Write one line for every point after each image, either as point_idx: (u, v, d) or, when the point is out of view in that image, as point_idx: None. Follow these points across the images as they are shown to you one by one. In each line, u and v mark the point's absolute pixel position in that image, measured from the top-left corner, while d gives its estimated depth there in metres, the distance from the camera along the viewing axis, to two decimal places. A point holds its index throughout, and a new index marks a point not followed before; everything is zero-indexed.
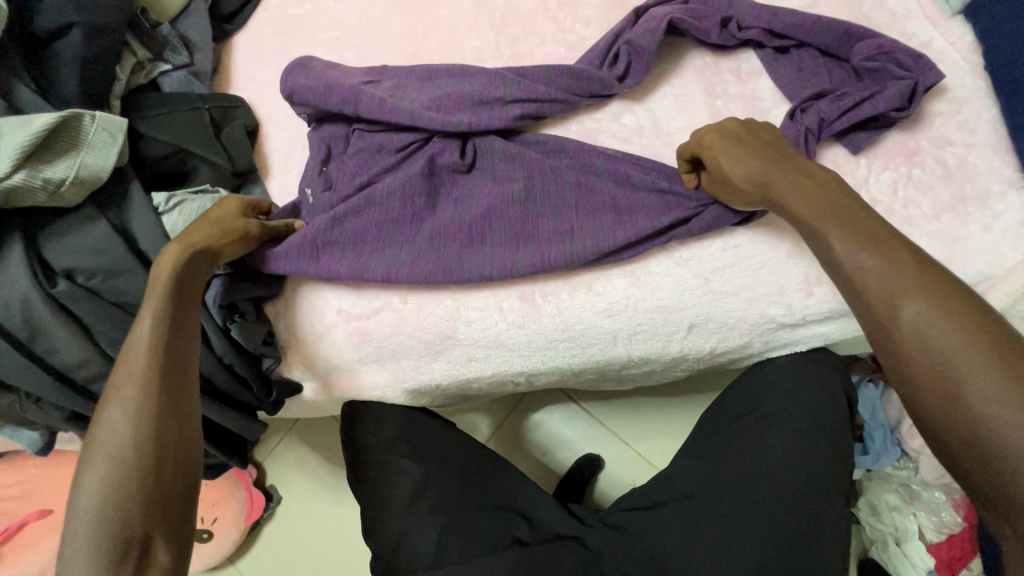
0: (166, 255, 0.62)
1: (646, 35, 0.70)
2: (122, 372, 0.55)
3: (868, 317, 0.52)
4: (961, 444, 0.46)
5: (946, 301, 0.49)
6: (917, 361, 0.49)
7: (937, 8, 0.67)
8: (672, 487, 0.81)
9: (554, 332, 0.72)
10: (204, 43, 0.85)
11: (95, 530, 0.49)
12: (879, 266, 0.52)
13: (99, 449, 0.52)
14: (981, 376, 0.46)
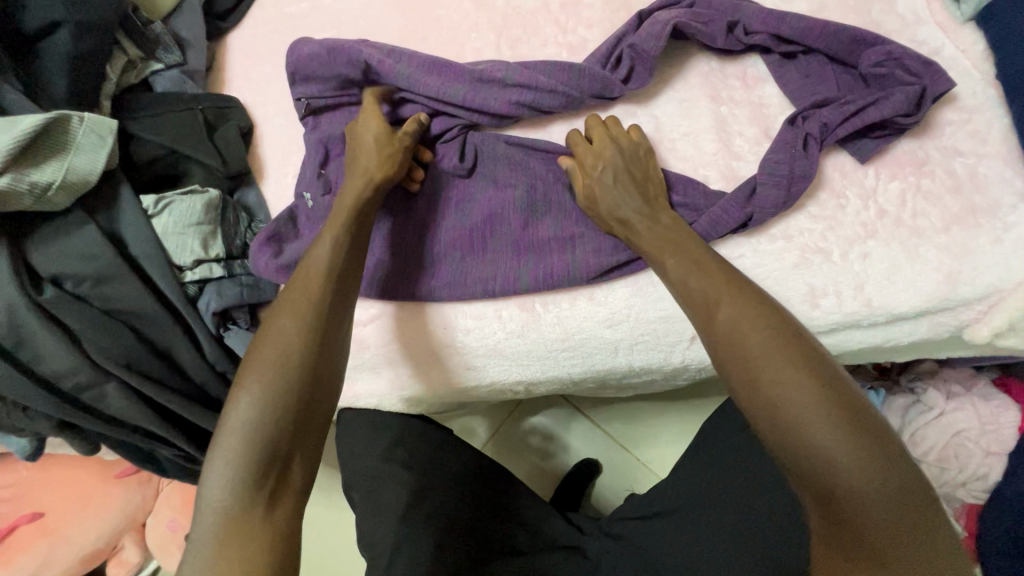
0: (349, 194, 0.65)
1: (649, 39, 0.68)
2: (301, 291, 0.56)
3: (694, 313, 0.54)
4: (770, 435, 0.48)
5: (743, 310, 0.51)
6: (729, 368, 0.50)
7: (948, 14, 0.66)
8: (672, 498, 0.80)
9: (554, 341, 0.70)
10: (196, 40, 0.83)
11: (257, 444, 0.49)
12: (700, 281, 0.54)
13: (265, 363, 0.52)
14: (776, 376, 0.47)
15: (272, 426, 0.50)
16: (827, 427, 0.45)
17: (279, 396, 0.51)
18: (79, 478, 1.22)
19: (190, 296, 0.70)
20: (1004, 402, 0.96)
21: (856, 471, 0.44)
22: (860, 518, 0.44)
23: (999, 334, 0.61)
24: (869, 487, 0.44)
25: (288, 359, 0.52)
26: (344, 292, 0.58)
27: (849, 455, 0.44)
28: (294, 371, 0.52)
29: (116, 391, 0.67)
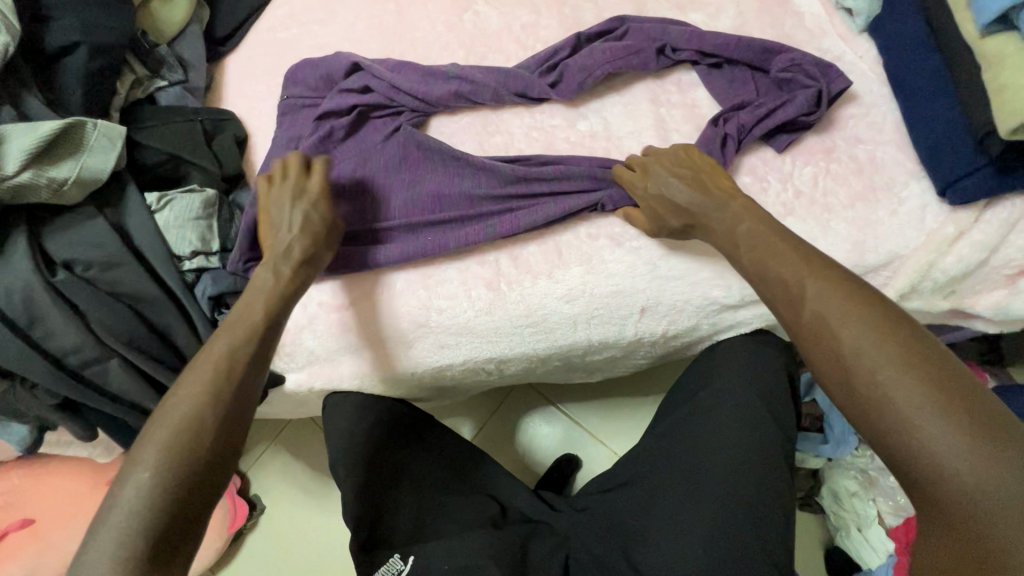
0: (276, 273, 0.68)
1: (584, 71, 0.79)
2: (204, 373, 0.58)
3: (783, 297, 0.58)
4: (864, 414, 0.50)
5: (844, 298, 0.54)
6: (824, 351, 0.53)
7: (847, 27, 0.77)
8: (636, 468, 0.86)
9: (519, 317, 0.78)
10: (197, 62, 0.93)
11: (140, 534, 0.50)
12: (819, 290, 0.55)
13: (157, 441, 0.54)
14: (873, 359, 0.50)
15: (161, 516, 0.51)
16: (924, 401, 0.47)
17: (168, 482, 0.52)
18: (68, 487, 1.24)
19: (188, 283, 0.78)
20: None
21: (954, 447, 0.45)
22: (974, 515, 0.44)
23: (903, 295, 0.69)
24: (989, 484, 0.44)
25: (193, 446, 0.54)
26: (245, 369, 0.60)
27: (946, 429, 0.46)
28: (185, 450, 0.54)
29: (119, 367, 0.72)
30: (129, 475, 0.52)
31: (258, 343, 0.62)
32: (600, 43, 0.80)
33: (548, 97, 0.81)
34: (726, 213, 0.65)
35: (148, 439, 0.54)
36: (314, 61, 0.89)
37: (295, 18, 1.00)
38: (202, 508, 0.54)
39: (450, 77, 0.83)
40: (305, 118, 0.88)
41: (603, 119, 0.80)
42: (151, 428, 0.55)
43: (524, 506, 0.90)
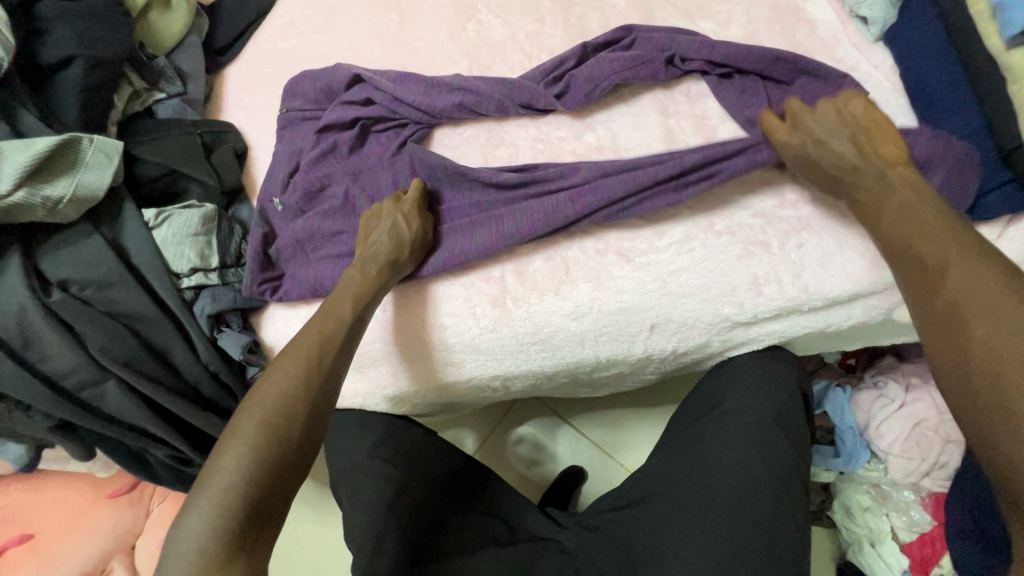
0: (362, 270, 0.70)
1: (591, 82, 0.77)
2: (291, 364, 0.61)
3: (921, 275, 0.53)
4: (983, 418, 0.46)
5: (1014, 305, 0.47)
6: (979, 355, 0.47)
7: (861, 36, 0.75)
8: (644, 487, 0.84)
9: (525, 335, 0.76)
10: (196, 74, 0.92)
11: (236, 507, 0.52)
12: (963, 279, 0.50)
13: (268, 431, 0.56)
14: (1022, 378, 0.44)
15: (252, 494, 0.53)
16: None
17: (261, 466, 0.55)
18: (67, 500, 1.22)
19: (187, 301, 0.76)
20: None
21: None
22: None
23: None
24: None
25: (287, 432, 0.57)
26: (336, 375, 0.64)
27: None
28: (271, 443, 0.56)
29: (116, 390, 0.71)
30: (223, 459, 0.55)
31: (347, 332, 0.66)
32: (607, 54, 0.78)
33: (554, 108, 0.79)
34: (893, 188, 0.58)
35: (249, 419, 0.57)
36: (315, 73, 0.87)
37: (295, 28, 0.98)
38: (291, 478, 0.57)
39: (454, 88, 0.81)
40: (305, 131, 0.86)
41: (610, 131, 0.79)
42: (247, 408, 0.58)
43: (532, 525, 0.88)
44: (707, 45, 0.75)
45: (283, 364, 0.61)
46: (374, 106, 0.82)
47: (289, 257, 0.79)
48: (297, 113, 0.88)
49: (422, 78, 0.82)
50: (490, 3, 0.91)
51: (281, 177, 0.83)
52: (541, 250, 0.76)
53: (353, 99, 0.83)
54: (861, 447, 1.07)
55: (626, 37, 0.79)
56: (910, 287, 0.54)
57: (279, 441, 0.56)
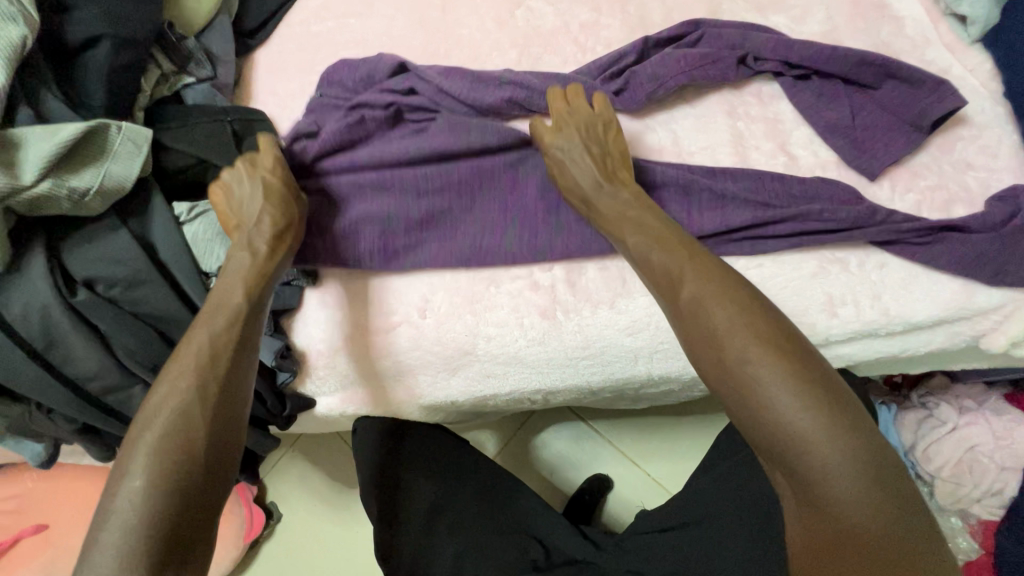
0: (253, 251, 0.65)
1: (655, 80, 0.71)
2: (183, 363, 0.56)
3: (664, 289, 0.58)
4: (747, 420, 0.51)
5: (755, 342, 0.51)
6: (726, 386, 0.52)
7: (956, 37, 0.69)
8: (689, 509, 0.81)
9: (575, 349, 0.71)
10: (226, 57, 0.87)
11: (138, 540, 0.47)
12: (696, 295, 0.55)
13: (170, 426, 0.52)
14: (772, 404, 0.49)
15: (155, 520, 0.48)
16: (797, 405, 0.48)
17: (159, 492, 0.49)
18: (80, 492, 1.19)
19: None
20: (1017, 418, 0.97)
21: (827, 450, 0.47)
22: (840, 520, 0.47)
23: (1015, 343, 0.62)
24: (848, 478, 0.47)
25: (187, 447, 0.52)
26: (241, 354, 0.59)
27: (820, 435, 0.47)
28: (185, 434, 0.52)
29: (142, 393, 0.68)
30: (117, 493, 0.50)
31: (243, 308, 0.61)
32: (672, 51, 0.72)
33: (611, 104, 0.72)
34: (631, 199, 0.64)
35: (143, 447, 0.51)
36: (353, 57, 0.82)
37: (331, 10, 0.93)
38: (202, 469, 0.52)
39: (504, 83, 0.75)
40: (339, 116, 0.80)
41: (672, 132, 0.73)
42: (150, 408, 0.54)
43: (566, 546, 0.83)
44: (783, 43, 0.69)
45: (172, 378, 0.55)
46: (416, 97, 0.77)
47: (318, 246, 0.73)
48: (329, 95, 0.82)
49: (468, 70, 0.77)
50: None
51: (305, 158, 0.76)
52: (596, 259, 0.71)
53: (393, 87, 0.78)
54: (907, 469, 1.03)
55: (691, 35, 0.74)
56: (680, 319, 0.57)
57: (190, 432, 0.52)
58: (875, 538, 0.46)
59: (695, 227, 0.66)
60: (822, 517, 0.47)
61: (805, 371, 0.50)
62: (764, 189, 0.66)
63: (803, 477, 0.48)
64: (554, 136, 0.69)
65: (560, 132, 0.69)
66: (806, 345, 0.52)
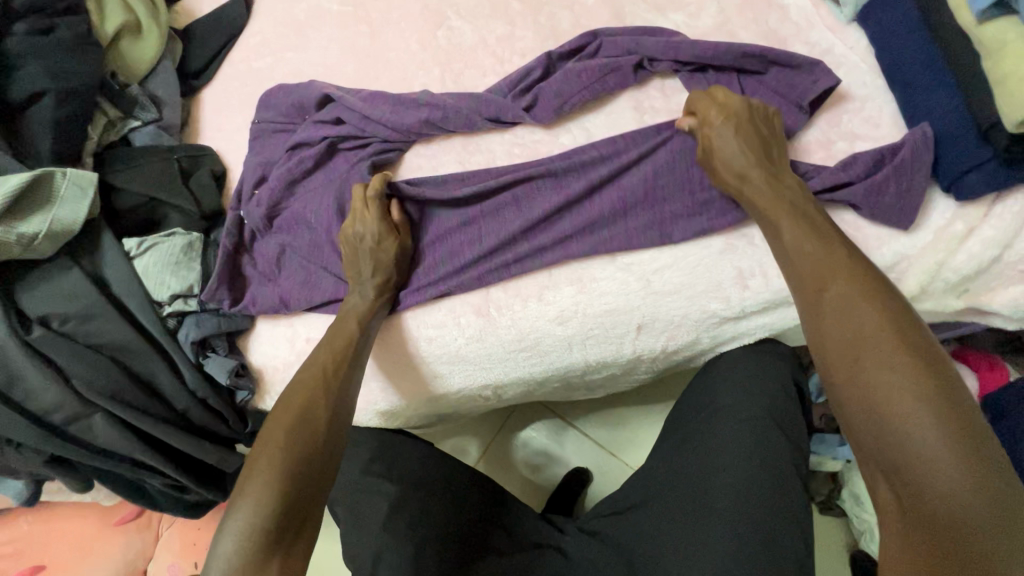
0: (362, 293, 0.72)
1: (561, 96, 0.76)
2: (316, 367, 0.66)
3: (799, 286, 0.59)
4: (858, 401, 0.51)
5: (867, 311, 0.53)
6: (861, 385, 0.51)
7: (835, 18, 0.74)
8: (647, 487, 0.82)
9: (511, 342, 0.75)
10: (171, 99, 0.92)
11: (274, 511, 0.54)
12: (844, 289, 0.55)
13: (296, 419, 0.61)
14: (884, 362, 0.50)
15: (304, 474, 0.57)
16: (920, 404, 0.47)
17: (292, 471, 0.57)
18: (75, 530, 1.19)
19: (170, 329, 0.76)
20: (963, 372, 0.98)
21: (934, 449, 0.46)
22: (955, 518, 0.44)
23: (913, 298, 0.65)
24: (954, 479, 0.44)
25: (315, 444, 0.60)
26: (355, 366, 0.67)
27: (928, 433, 0.46)
28: (309, 421, 0.61)
29: (103, 421, 0.72)
30: (262, 459, 0.58)
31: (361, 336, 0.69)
32: (574, 64, 0.77)
33: (523, 121, 0.78)
34: (739, 149, 0.64)
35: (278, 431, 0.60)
36: (289, 86, 0.87)
37: (268, 46, 0.98)
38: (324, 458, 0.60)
39: (421, 104, 0.79)
40: (277, 144, 0.86)
41: (585, 131, 0.77)
42: (283, 405, 0.63)
43: (534, 533, 0.85)
44: (674, 44, 0.74)
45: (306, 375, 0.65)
46: (344, 125, 0.81)
47: (254, 279, 0.80)
48: (268, 127, 0.87)
49: (391, 95, 0.81)
50: (461, 9, 0.90)
51: (246, 189, 0.83)
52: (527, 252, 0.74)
53: (325, 117, 0.82)
54: None
55: (591, 43, 0.78)
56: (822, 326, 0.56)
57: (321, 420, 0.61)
58: (966, 521, 0.44)
59: (618, 230, 0.72)
60: (909, 496, 0.46)
61: (906, 338, 0.51)
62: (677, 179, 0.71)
63: (901, 466, 0.47)
64: (709, 110, 0.67)
65: (717, 107, 0.67)
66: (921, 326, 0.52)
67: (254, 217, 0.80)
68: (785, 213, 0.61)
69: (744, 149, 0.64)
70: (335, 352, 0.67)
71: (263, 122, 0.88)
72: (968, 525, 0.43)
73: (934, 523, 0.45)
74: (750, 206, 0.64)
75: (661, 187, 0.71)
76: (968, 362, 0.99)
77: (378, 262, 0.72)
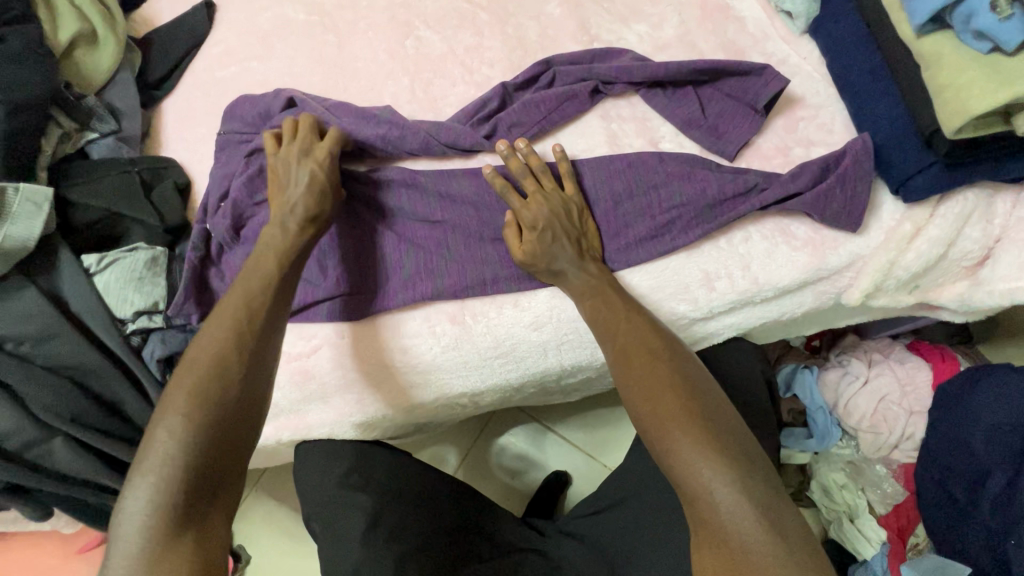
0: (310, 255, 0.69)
1: (525, 114, 0.77)
2: (218, 330, 0.61)
3: (601, 340, 0.65)
4: (651, 440, 0.57)
5: (638, 354, 0.62)
6: (648, 424, 0.57)
7: (789, 30, 0.78)
8: (623, 485, 0.84)
9: (487, 349, 0.75)
10: (130, 110, 0.89)
11: (173, 489, 0.52)
12: (627, 342, 0.63)
13: (191, 389, 0.57)
14: (654, 402, 0.57)
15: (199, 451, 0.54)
16: (685, 430, 0.55)
17: (194, 440, 0.54)
18: (32, 563, 1.13)
19: (134, 347, 0.74)
20: (918, 362, 1.03)
21: (703, 465, 0.52)
22: (722, 521, 0.50)
23: (868, 295, 0.69)
24: (714, 487, 0.51)
25: (217, 414, 0.56)
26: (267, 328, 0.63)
27: (697, 454, 0.53)
28: (208, 390, 0.57)
29: (64, 445, 0.70)
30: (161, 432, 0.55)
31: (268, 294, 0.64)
32: (530, 95, 0.78)
33: (483, 148, 0.78)
34: (549, 229, 0.69)
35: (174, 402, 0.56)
36: (255, 99, 0.86)
37: (233, 55, 0.96)
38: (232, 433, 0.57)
39: (389, 115, 0.79)
40: (240, 154, 0.84)
41: (555, 139, 0.79)
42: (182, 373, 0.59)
43: (513, 536, 0.86)
44: (626, 69, 0.76)
45: (201, 348, 0.59)
46: None
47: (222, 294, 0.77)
48: (232, 138, 0.85)
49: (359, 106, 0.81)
50: (428, 20, 0.91)
51: (212, 202, 0.80)
52: (501, 260, 0.75)
53: (291, 126, 0.81)
54: (833, 425, 1.06)
55: (544, 70, 0.80)
56: (621, 379, 0.61)
57: (225, 389, 0.58)
58: (733, 533, 0.49)
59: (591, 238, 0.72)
60: (693, 510, 0.52)
61: (672, 378, 0.59)
62: (637, 198, 0.72)
63: (684, 488, 0.53)
64: (524, 210, 0.70)
65: (529, 207, 0.70)
66: (677, 360, 0.62)
67: (221, 231, 0.77)
68: (559, 271, 0.69)
69: (572, 253, 0.68)
70: (236, 311, 0.62)
71: (227, 134, 0.86)
72: (740, 535, 0.49)
73: (714, 530, 0.50)
74: (566, 287, 0.69)
75: (630, 193, 0.73)
76: (921, 353, 1.05)
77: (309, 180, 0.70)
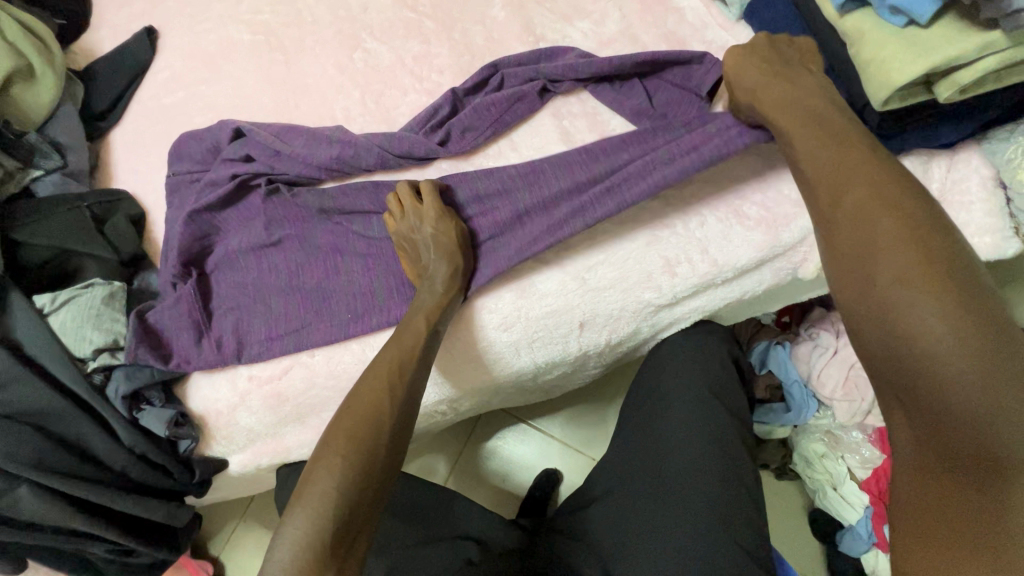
0: (431, 291, 0.68)
1: (476, 118, 0.78)
2: (377, 375, 0.62)
3: (814, 207, 0.54)
4: (874, 337, 0.48)
5: (883, 219, 0.49)
6: (876, 324, 0.48)
7: (724, 17, 0.80)
8: (609, 479, 0.84)
9: (459, 355, 0.75)
10: (76, 144, 0.87)
11: (327, 527, 0.53)
12: (860, 203, 0.50)
13: (351, 431, 0.58)
14: (904, 282, 0.46)
15: (354, 499, 0.55)
16: (939, 317, 0.44)
17: (357, 472, 0.56)
18: None
19: (98, 385, 0.72)
20: None
21: (954, 365, 0.44)
22: (970, 428, 0.43)
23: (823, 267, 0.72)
24: (971, 386, 0.43)
25: (376, 459, 0.58)
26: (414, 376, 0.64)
27: (950, 351, 0.44)
28: (381, 433, 0.59)
29: (29, 493, 0.68)
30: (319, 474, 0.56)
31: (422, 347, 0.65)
32: (480, 99, 0.79)
33: (437, 155, 0.78)
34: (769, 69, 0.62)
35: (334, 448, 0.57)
36: (198, 133, 0.85)
37: (178, 81, 0.94)
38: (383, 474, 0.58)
39: (337, 134, 0.79)
40: (192, 192, 0.82)
41: (509, 141, 0.80)
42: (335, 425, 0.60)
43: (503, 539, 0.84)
44: (572, 65, 0.77)
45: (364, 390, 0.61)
46: (253, 160, 0.80)
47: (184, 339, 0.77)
48: (179, 178, 0.84)
49: (304, 127, 0.81)
50: (374, 31, 0.90)
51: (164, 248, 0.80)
52: None
53: (240, 157, 0.80)
54: (809, 397, 1.07)
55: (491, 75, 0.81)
56: (845, 258, 0.51)
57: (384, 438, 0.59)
58: (995, 441, 0.43)
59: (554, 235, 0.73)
60: (926, 419, 0.45)
61: (921, 250, 0.47)
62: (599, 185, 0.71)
63: (916, 391, 0.45)
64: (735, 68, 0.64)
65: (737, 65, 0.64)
66: (934, 217, 0.48)
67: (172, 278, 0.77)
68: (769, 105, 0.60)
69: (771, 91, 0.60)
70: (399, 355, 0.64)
71: (174, 172, 0.85)
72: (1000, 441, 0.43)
73: (950, 443, 0.44)
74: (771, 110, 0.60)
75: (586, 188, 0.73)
76: None
77: (450, 243, 0.70)
